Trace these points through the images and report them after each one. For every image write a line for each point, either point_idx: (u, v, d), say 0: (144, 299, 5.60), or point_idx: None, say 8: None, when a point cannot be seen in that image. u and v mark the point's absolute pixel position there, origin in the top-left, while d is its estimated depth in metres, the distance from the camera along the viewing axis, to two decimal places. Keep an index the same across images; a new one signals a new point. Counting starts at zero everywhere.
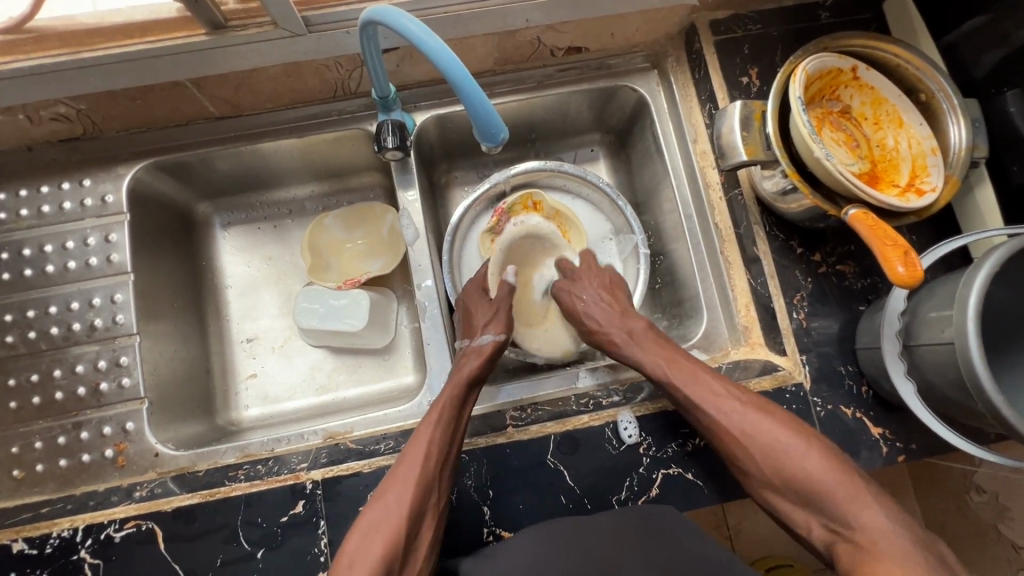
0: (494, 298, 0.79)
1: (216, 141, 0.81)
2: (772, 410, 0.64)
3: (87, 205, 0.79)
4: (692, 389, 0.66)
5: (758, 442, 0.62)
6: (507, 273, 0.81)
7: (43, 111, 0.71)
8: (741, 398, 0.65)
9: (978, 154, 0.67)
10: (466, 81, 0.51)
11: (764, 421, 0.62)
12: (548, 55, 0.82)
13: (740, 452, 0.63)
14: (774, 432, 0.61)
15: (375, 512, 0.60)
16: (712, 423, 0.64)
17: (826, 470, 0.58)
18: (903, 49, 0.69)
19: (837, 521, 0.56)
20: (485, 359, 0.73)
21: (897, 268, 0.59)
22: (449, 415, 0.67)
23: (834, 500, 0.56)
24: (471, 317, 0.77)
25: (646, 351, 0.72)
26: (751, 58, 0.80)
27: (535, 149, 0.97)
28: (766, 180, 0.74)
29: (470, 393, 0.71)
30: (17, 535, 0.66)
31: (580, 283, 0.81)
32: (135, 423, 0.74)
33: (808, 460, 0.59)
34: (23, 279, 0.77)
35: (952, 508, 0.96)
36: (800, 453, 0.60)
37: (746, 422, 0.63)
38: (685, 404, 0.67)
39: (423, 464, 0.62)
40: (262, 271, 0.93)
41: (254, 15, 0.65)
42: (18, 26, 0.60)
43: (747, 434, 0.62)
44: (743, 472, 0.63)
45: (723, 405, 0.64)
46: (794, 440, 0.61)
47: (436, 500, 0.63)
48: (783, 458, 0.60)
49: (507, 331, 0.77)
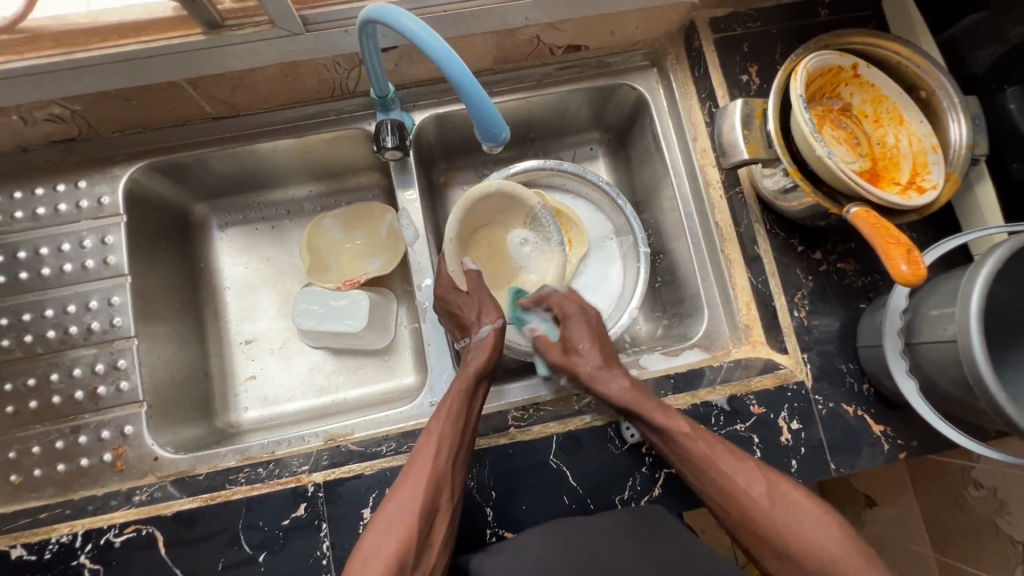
0: (468, 291, 0.76)
1: (213, 142, 0.81)
2: (788, 482, 0.63)
3: (83, 207, 0.78)
4: (707, 448, 0.64)
5: (779, 510, 0.61)
6: (467, 261, 0.78)
7: (37, 112, 0.70)
8: (757, 461, 0.65)
9: (979, 152, 0.67)
10: (466, 80, 0.51)
11: (782, 486, 0.63)
12: (547, 53, 0.82)
13: (756, 516, 0.62)
14: (795, 503, 0.61)
15: (390, 511, 0.60)
16: (727, 482, 0.63)
17: (843, 543, 0.58)
18: (903, 46, 0.69)
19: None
20: (489, 351, 0.72)
21: (900, 265, 0.59)
22: (458, 412, 0.67)
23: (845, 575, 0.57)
24: (460, 315, 0.75)
25: (647, 403, 0.67)
26: (750, 56, 0.80)
27: (534, 148, 0.96)
28: (767, 178, 0.74)
29: (479, 385, 0.71)
30: (15, 541, 0.65)
31: (572, 319, 0.77)
32: (134, 427, 0.74)
33: (824, 528, 0.60)
34: (19, 282, 0.76)
35: (950, 503, 0.96)
36: (818, 526, 0.60)
37: (767, 486, 0.62)
38: (699, 463, 0.64)
39: (433, 462, 0.62)
40: (260, 272, 0.92)
41: (251, 15, 0.65)
42: (10, 26, 0.59)
43: (769, 497, 0.62)
44: (751, 534, 0.63)
45: (740, 469, 0.63)
46: (812, 508, 0.61)
47: (450, 498, 0.63)
48: (802, 531, 0.60)
49: (501, 316, 0.76)
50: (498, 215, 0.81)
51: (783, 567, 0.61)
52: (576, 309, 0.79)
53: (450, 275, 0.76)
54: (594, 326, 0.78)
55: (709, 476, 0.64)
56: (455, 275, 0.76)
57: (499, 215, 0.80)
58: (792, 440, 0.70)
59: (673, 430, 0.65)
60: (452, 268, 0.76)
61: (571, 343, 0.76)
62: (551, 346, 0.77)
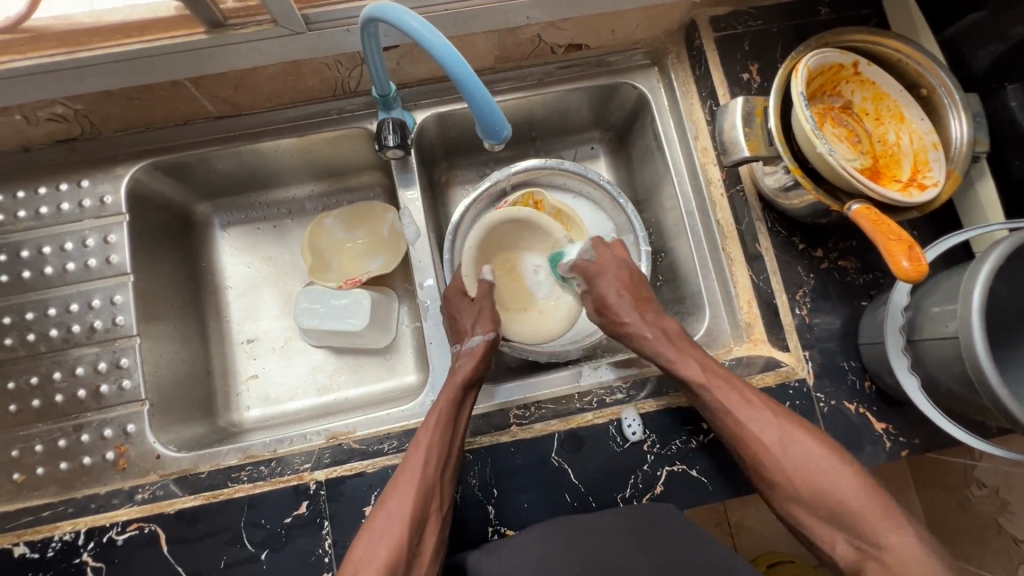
0: (475, 299, 0.76)
1: (215, 141, 0.81)
2: (800, 427, 0.64)
3: (85, 206, 0.78)
4: (721, 395, 0.66)
5: (790, 455, 0.62)
6: (483, 273, 0.79)
7: (40, 111, 0.71)
8: (771, 409, 0.65)
9: (980, 149, 0.67)
10: (468, 77, 0.51)
11: (795, 435, 0.63)
12: (548, 52, 0.82)
13: (768, 463, 0.63)
14: (808, 449, 0.62)
15: (379, 520, 0.60)
16: (738, 429, 0.64)
17: (858, 488, 0.59)
18: (904, 44, 0.69)
19: (866, 538, 0.57)
20: (479, 360, 0.72)
21: (902, 262, 0.58)
22: (447, 421, 0.66)
23: (862, 522, 0.57)
24: (459, 321, 0.76)
25: (678, 353, 0.70)
26: (751, 54, 0.80)
27: (535, 148, 0.96)
28: (768, 176, 0.74)
29: (468, 394, 0.71)
30: (18, 539, 0.65)
31: (604, 276, 0.77)
32: (136, 425, 0.74)
33: (840, 476, 0.60)
34: (22, 281, 0.76)
35: (953, 502, 0.96)
36: (833, 471, 0.60)
37: (779, 435, 0.63)
38: (716, 411, 0.66)
39: (422, 471, 0.62)
40: (261, 271, 0.92)
41: (253, 14, 0.65)
42: (14, 26, 0.59)
43: (780, 445, 0.63)
44: (765, 481, 0.64)
45: (753, 415, 0.64)
46: (826, 456, 0.61)
47: (438, 507, 0.63)
48: (815, 477, 0.60)
49: (496, 327, 0.75)
50: (522, 236, 0.82)
51: (795, 510, 0.62)
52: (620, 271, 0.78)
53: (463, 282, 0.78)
54: (633, 276, 0.78)
55: (722, 422, 0.65)
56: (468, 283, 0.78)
57: (525, 238, 0.82)
58: None
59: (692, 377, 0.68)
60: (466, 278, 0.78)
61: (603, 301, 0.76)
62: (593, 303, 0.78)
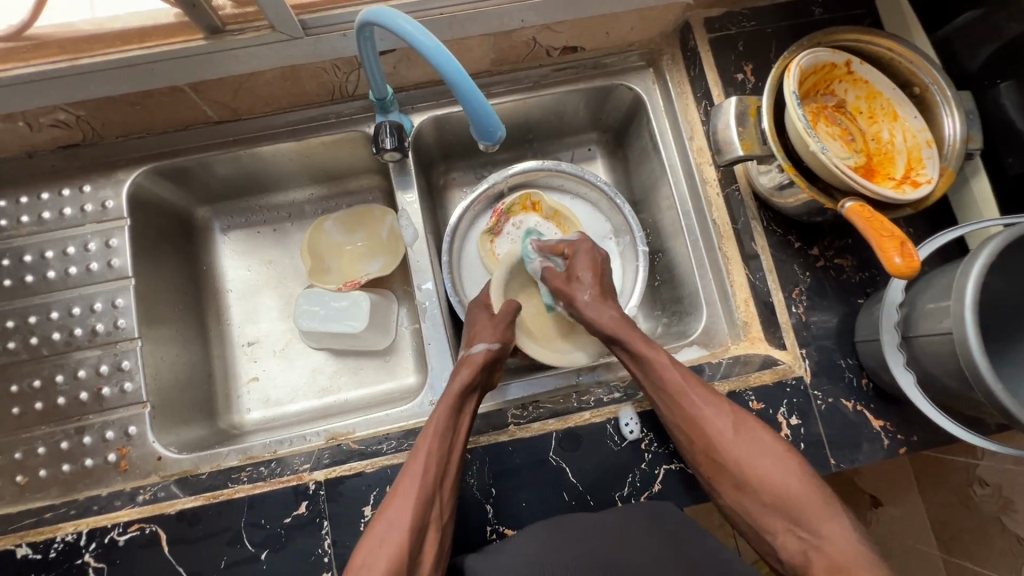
0: (496, 315, 0.77)
1: (215, 145, 0.82)
2: (754, 419, 0.65)
3: (87, 211, 0.79)
4: (680, 378, 0.66)
5: (740, 441, 0.62)
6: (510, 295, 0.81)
7: (43, 118, 0.72)
8: (728, 404, 0.65)
9: (973, 146, 0.67)
10: (461, 79, 0.52)
11: (749, 428, 0.63)
12: (543, 55, 0.83)
13: (720, 450, 0.63)
14: (759, 440, 0.62)
15: (378, 530, 0.59)
16: (696, 413, 0.64)
17: (801, 478, 0.60)
18: (896, 43, 0.70)
19: (808, 529, 0.57)
20: (477, 369, 0.71)
21: (894, 258, 0.59)
22: (444, 431, 0.66)
23: (807, 515, 0.58)
24: (473, 330, 0.76)
25: (630, 332, 0.71)
26: (745, 55, 0.80)
27: (532, 150, 0.97)
28: (763, 175, 0.75)
29: (466, 402, 0.70)
30: (21, 539, 0.66)
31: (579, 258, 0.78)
32: (137, 427, 0.74)
33: (787, 470, 0.60)
34: (24, 285, 0.77)
35: (960, 503, 0.95)
36: (780, 463, 0.61)
37: (732, 424, 0.63)
38: (671, 391, 0.66)
39: (421, 482, 0.62)
40: (262, 274, 0.93)
41: (251, 20, 0.65)
42: (18, 34, 0.60)
43: (732, 432, 0.63)
44: (714, 468, 0.63)
45: (708, 400, 0.65)
46: (777, 452, 0.62)
47: (437, 517, 0.62)
48: (765, 466, 0.61)
49: (503, 342, 0.74)
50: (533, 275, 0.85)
51: (740, 500, 0.62)
52: (586, 245, 0.79)
53: (489, 298, 0.80)
54: (602, 264, 0.78)
55: (680, 405, 0.65)
56: (494, 302, 0.80)
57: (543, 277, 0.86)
58: (791, 435, 0.70)
59: (652, 359, 0.68)
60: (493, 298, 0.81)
61: (575, 274, 0.77)
62: (556, 274, 0.79)
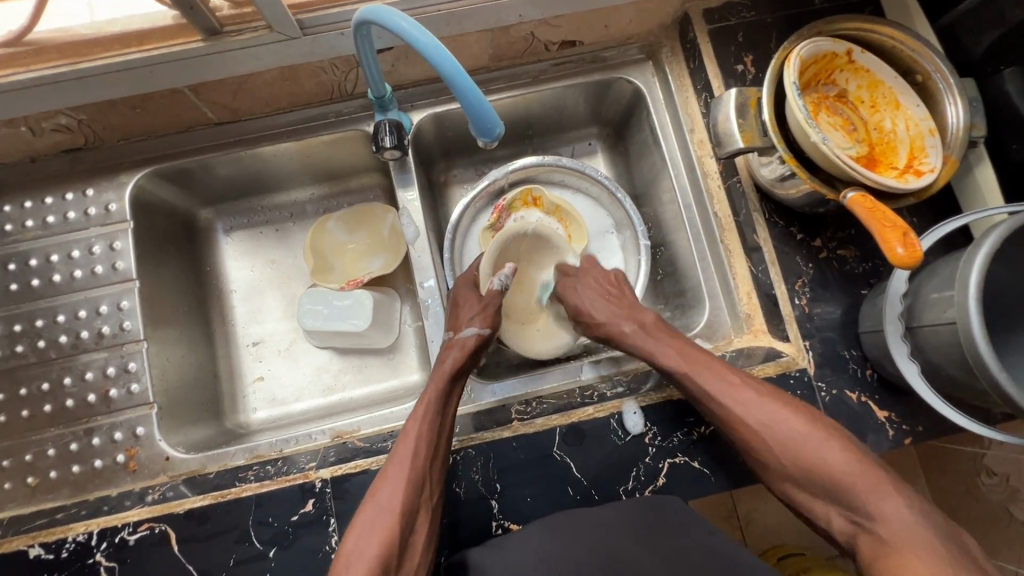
0: (484, 295, 0.76)
1: (216, 146, 0.82)
2: (787, 403, 0.64)
3: (91, 214, 0.79)
4: (703, 379, 0.66)
5: (775, 433, 0.62)
6: (500, 275, 0.77)
7: (44, 122, 0.73)
8: (756, 391, 0.65)
9: (977, 134, 0.67)
10: (459, 76, 0.51)
11: (780, 414, 0.63)
12: (541, 49, 0.82)
13: (756, 444, 0.63)
14: (792, 425, 0.62)
15: (369, 512, 0.60)
16: (723, 412, 0.65)
17: (844, 461, 0.58)
18: (897, 31, 0.69)
19: (859, 512, 0.56)
20: (467, 353, 0.72)
21: (896, 248, 0.58)
22: (434, 414, 0.67)
23: (855, 494, 0.56)
24: (459, 310, 0.76)
25: (657, 343, 0.72)
26: (745, 46, 0.80)
27: (532, 145, 0.97)
28: (764, 167, 0.74)
29: (454, 386, 0.71)
30: (33, 540, 0.67)
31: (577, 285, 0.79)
32: (145, 428, 0.75)
33: (826, 451, 0.59)
34: (31, 289, 0.78)
35: (966, 492, 0.95)
36: (819, 446, 0.60)
37: (763, 414, 0.63)
38: (696, 395, 0.67)
39: (412, 463, 0.62)
40: (265, 273, 0.93)
41: (249, 20, 0.65)
42: (17, 39, 0.60)
43: (765, 424, 0.63)
44: (759, 462, 0.64)
45: (735, 393, 0.65)
46: (812, 434, 0.61)
47: (429, 498, 0.63)
48: (802, 453, 0.60)
49: (494, 326, 0.75)
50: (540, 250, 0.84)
51: (792, 490, 0.62)
52: (590, 278, 0.80)
53: (478, 275, 0.79)
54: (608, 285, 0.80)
55: (706, 405, 0.66)
56: (482, 279, 0.79)
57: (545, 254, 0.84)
58: None
59: (672, 365, 0.69)
60: (482, 274, 0.79)
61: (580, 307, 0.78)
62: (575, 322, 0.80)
